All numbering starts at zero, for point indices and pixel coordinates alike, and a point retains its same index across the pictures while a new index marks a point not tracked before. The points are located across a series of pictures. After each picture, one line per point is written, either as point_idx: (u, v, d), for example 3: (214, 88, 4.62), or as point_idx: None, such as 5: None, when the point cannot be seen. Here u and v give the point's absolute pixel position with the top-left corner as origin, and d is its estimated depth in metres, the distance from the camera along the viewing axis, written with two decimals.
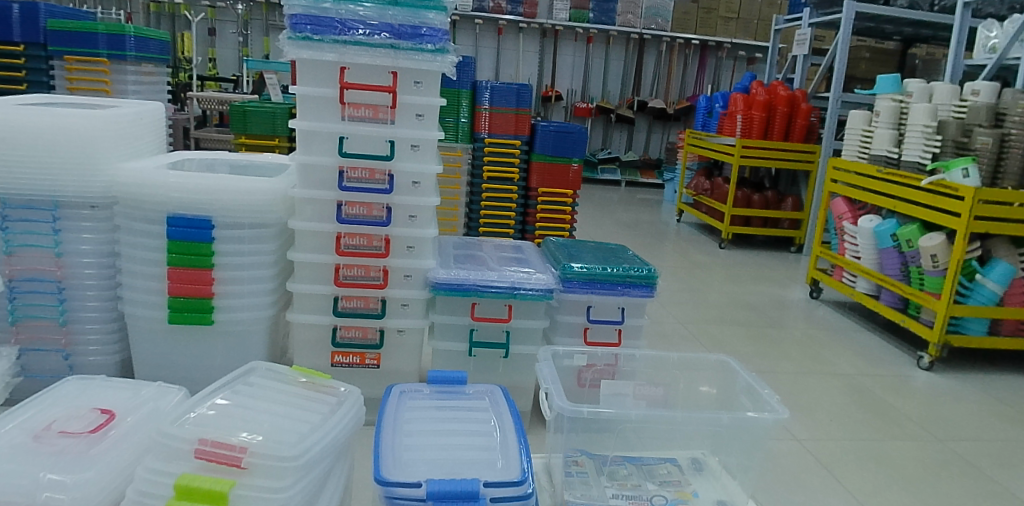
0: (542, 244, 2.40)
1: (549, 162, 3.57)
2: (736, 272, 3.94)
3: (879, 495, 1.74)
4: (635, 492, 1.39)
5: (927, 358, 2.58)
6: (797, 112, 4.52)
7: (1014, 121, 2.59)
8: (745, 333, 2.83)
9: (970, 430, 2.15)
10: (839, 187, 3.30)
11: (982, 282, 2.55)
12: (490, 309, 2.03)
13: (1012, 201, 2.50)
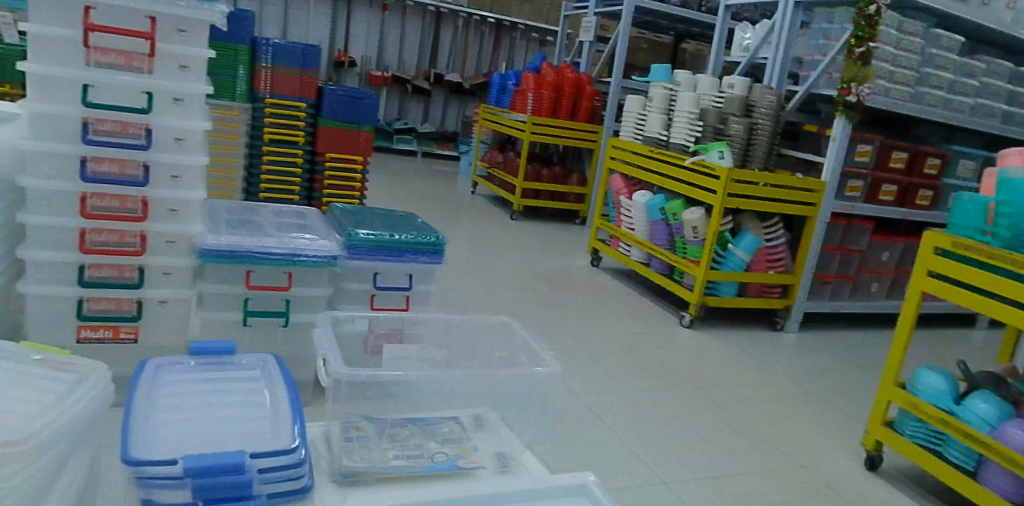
0: (327, 210, 2.23)
1: (337, 127, 3.39)
2: (527, 243, 4.14)
3: (645, 438, 1.94)
4: (416, 451, 1.41)
5: (687, 317, 2.94)
6: (582, 94, 4.84)
7: (761, 112, 3.01)
8: (536, 301, 2.96)
9: (720, 378, 2.48)
10: (618, 164, 3.60)
11: (733, 251, 2.93)
12: (267, 278, 1.87)
13: (756, 180, 2.85)
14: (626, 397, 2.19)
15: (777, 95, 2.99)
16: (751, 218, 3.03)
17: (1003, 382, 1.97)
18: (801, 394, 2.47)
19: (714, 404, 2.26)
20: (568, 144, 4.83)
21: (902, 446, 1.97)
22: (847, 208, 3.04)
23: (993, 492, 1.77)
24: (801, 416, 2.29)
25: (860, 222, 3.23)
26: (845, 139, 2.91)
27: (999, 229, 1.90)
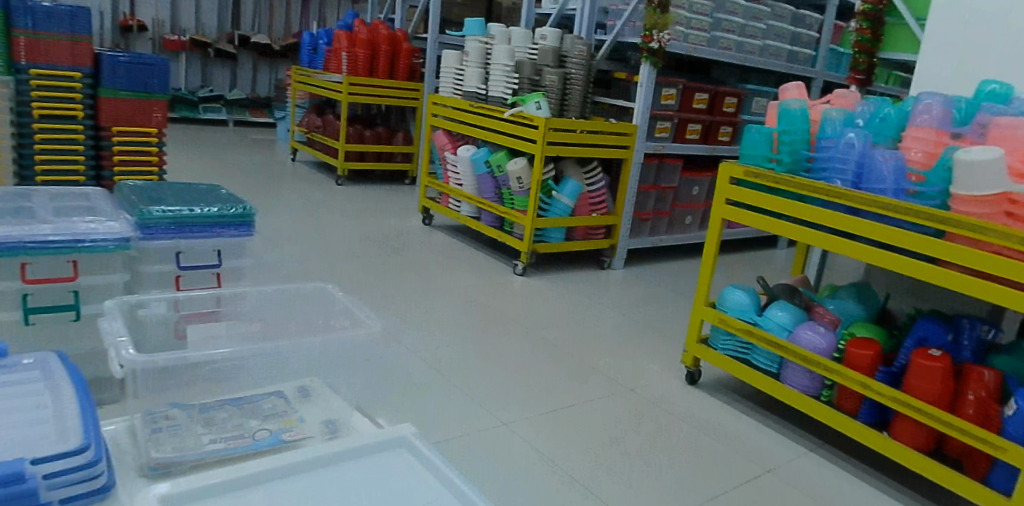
0: (116, 188, 1.97)
1: (125, 99, 2.69)
2: (356, 207, 4.03)
3: (494, 394, 2.01)
4: (236, 432, 1.31)
5: (520, 265, 3.00)
6: (399, 51, 4.78)
7: (574, 62, 3.14)
8: (367, 266, 2.88)
9: (553, 318, 2.59)
10: (439, 121, 3.57)
11: (557, 198, 3.01)
12: (48, 270, 1.66)
13: (574, 128, 2.95)
14: (458, 348, 2.25)
15: (587, 44, 3.12)
16: (572, 164, 3.14)
17: (794, 291, 2.22)
18: (628, 323, 2.65)
19: (546, 343, 2.38)
20: (388, 103, 4.77)
21: (716, 360, 2.17)
22: (659, 148, 3.27)
23: (792, 387, 2.04)
24: (630, 344, 2.47)
25: (671, 160, 3.49)
26: (651, 84, 3.11)
27: (782, 155, 2.10)
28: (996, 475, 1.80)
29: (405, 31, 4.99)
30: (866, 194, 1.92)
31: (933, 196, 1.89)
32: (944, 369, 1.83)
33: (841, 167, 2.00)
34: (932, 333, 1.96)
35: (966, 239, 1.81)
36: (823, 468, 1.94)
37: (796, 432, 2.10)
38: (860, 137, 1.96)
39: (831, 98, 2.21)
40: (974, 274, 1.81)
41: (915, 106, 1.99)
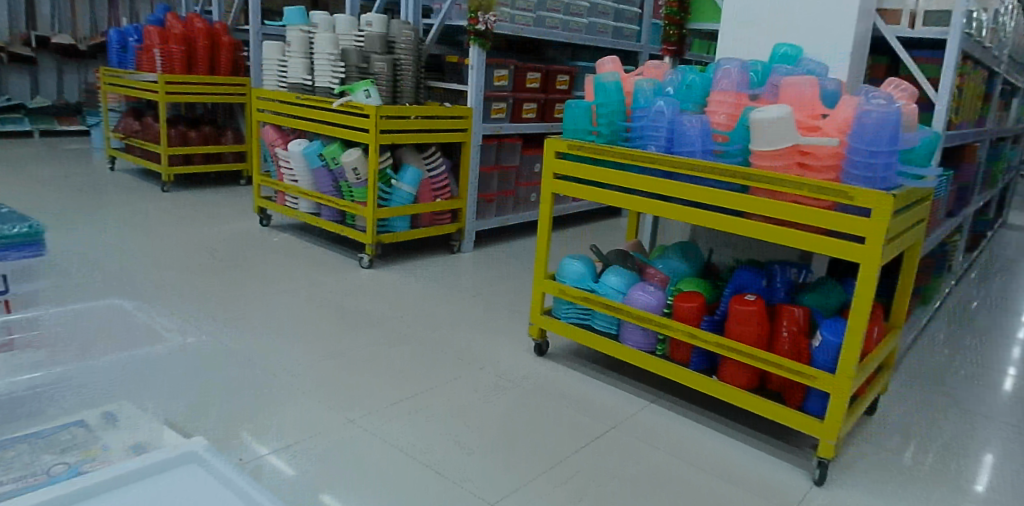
0: None
1: None
2: (187, 214, 3.81)
3: (351, 396, 2.01)
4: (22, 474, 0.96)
5: (366, 258, 2.99)
6: (219, 45, 4.62)
7: (402, 48, 3.13)
8: (198, 278, 2.74)
9: (397, 308, 2.62)
10: (265, 116, 3.42)
11: (398, 187, 3.00)
12: None
13: (407, 115, 2.92)
14: (298, 353, 2.23)
15: (413, 29, 3.12)
16: (410, 151, 3.12)
17: (626, 256, 2.34)
18: (473, 304, 2.74)
19: (392, 333, 2.42)
20: (214, 101, 4.59)
21: (559, 329, 2.24)
22: (496, 129, 3.33)
23: (630, 346, 2.15)
24: (475, 324, 2.55)
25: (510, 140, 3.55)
26: (482, 66, 3.14)
27: (601, 127, 2.19)
28: (810, 401, 2.00)
29: (225, 25, 4.84)
30: (679, 157, 2.05)
31: (736, 154, 2.04)
32: (759, 312, 2.00)
33: (654, 134, 2.11)
34: (748, 280, 2.12)
35: (767, 192, 2.00)
36: (663, 415, 2.14)
37: (639, 386, 2.28)
38: (669, 105, 2.07)
39: (645, 69, 2.29)
40: (772, 222, 2.01)
41: (716, 73, 2.12)
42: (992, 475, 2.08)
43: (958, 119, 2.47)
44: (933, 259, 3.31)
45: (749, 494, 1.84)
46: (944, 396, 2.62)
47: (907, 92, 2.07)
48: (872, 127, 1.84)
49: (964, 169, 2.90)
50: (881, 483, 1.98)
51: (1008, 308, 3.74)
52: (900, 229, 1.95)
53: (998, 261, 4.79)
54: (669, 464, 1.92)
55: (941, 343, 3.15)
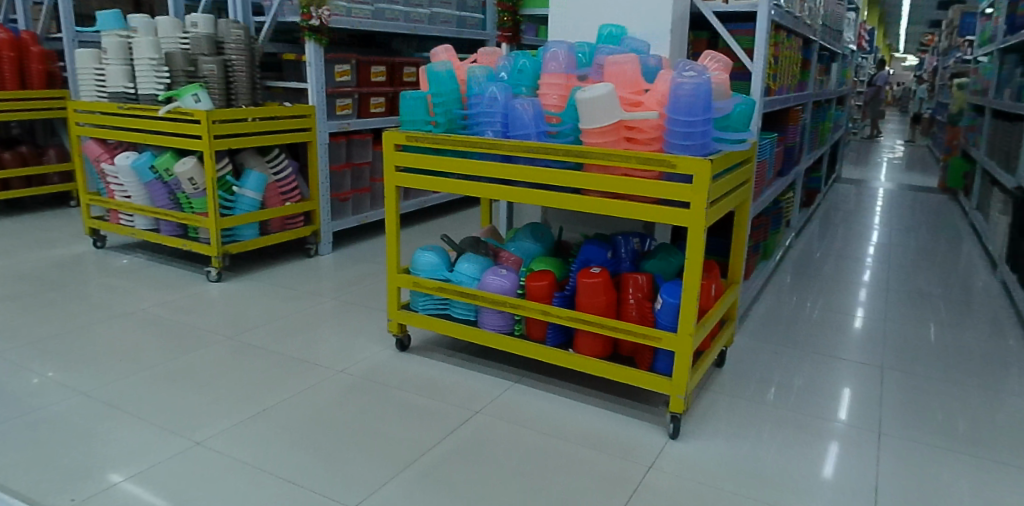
0: None
1: None
2: (11, 243, 3.55)
3: (195, 416, 1.99)
4: None
5: (214, 271, 2.96)
6: (28, 56, 4.32)
7: (232, 48, 3.03)
8: (23, 313, 2.59)
9: (247, 321, 2.62)
10: (84, 129, 3.28)
11: (241, 193, 2.97)
12: None
13: (243, 117, 2.90)
14: (144, 380, 2.17)
15: (243, 28, 3.03)
16: (252, 155, 3.09)
17: (478, 242, 2.39)
18: (326, 308, 2.78)
19: (239, 347, 2.41)
20: (27, 118, 4.30)
21: (418, 322, 2.26)
22: (344, 125, 3.40)
23: (489, 329, 2.19)
24: (329, 329, 2.59)
25: (359, 136, 3.66)
26: (320, 62, 3.16)
27: (438, 117, 2.21)
28: (659, 361, 2.10)
29: (33, 34, 4.51)
30: (514, 141, 2.10)
31: (568, 133, 2.12)
32: (604, 282, 2.08)
33: (490, 120, 2.16)
34: (593, 254, 2.20)
35: (600, 168, 2.08)
36: (525, 393, 2.22)
37: (503, 369, 2.36)
38: (500, 91, 2.12)
39: (479, 58, 2.35)
40: (608, 196, 2.08)
41: (545, 55, 2.14)
42: (821, 407, 2.32)
43: (775, 86, 2.63)
44: (772, 216, 3.60)
45: (606, 455, 1.93)
46: (785, 338, 2.87)
47: (721, 63, 2.19)
48: (686, 99, 1.94)
49: (789, 130, 3.19)
50: (725, 426, 2.15)
51: (842, 255, 4.14)
52: (722, 191, 2.07)
53: (835, 213, 5.30)
54: (530, 438, 1.99)
55: (784, 292, 3.44)
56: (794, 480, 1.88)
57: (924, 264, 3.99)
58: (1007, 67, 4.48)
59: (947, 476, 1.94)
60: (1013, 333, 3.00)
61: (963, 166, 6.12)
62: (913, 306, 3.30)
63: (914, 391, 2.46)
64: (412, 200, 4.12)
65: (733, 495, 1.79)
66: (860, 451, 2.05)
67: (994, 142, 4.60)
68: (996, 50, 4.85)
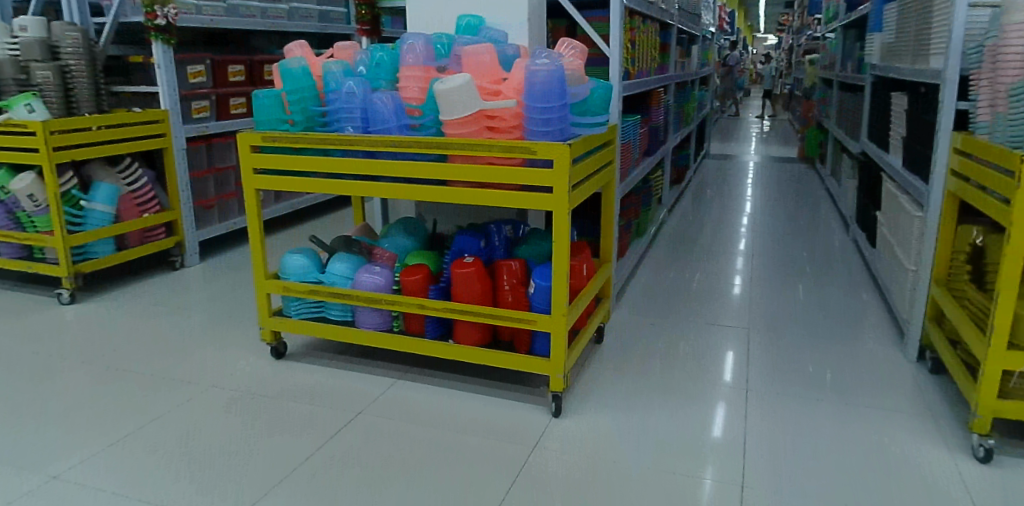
0: None
1: None
2: None
3: (52, 448, 1.85)
4: None
5: (65, 293, 2.79)
6: None
7: (67, 53, 2.89)
8: None
9: (108, 345, 2.47)
10: None
11: (91, 207, 2.87)
12: None
13: (87, 126, 2.81)
14: None
15: (79, 31, 2.90)
16: (100, 167, 3.01)
17: (349, 241, 2.43)
18: (196, 325, 2.67)
19: (100, 372, 2.27)
20: None
21: (291, 327, 2.29)
22: (203, 129, 3.41)
23: (366, 329, 2.20)
24: (200, 345, 2.50)
25: (220, 139, 3.73)
26: (171, 63, 3.13)
27: (295, 115, 2.19)
28: (537, 343, 2.14)
29: None
30: (375, 136, 2.09)
31: (430, 125, 2.12)
32: (477, 271, 2.10)
33: (349, 116, 2.16)
34: (467, 244, 2.24)
35: (464, 158, 2.06)
36: (408, 389, 2.23)
37: (386, 368, 2.36)
38: (357, 85, 2.11)
39: (335, 52, 2.35)
40: (475, 186, 2.09)
41: (401, 47, 2.12)
42: (696, 370, 2.45)
43: (634, 71, 2.91)
44: (643, 196, 3.80)
45: (491, 440, 1.96)
46: (662, 309, 3.02)
47: (576, 50, 2.28)
48: (541, 86, 1.96)
49: (652, 112, 3.75)
50: (608, 399, 2.23)
51: (714, 228, 4.43)
52: (584, 173, 2.12)
53: (709, 190, 5.67)
54: (415, 432, 1.99)
55: (661, 266, 3.63)
56: (671, 442, 1.98)
57: (789, 231, 4.33)
58: (849, 41, 4.94)
59: (806, 420, 2.12)
60: (863, 286, 3.31)
61: (820, 137, 6.76)
62: (779, 270, 3.56)
63: (779, 347, 2.65)
64: (283, 202, 4.20)
65: (614, 465, 1.86)
66: (734, 408, 2.19)
67: (840, 114, 5.07)
68: (839, 29, 5.35)
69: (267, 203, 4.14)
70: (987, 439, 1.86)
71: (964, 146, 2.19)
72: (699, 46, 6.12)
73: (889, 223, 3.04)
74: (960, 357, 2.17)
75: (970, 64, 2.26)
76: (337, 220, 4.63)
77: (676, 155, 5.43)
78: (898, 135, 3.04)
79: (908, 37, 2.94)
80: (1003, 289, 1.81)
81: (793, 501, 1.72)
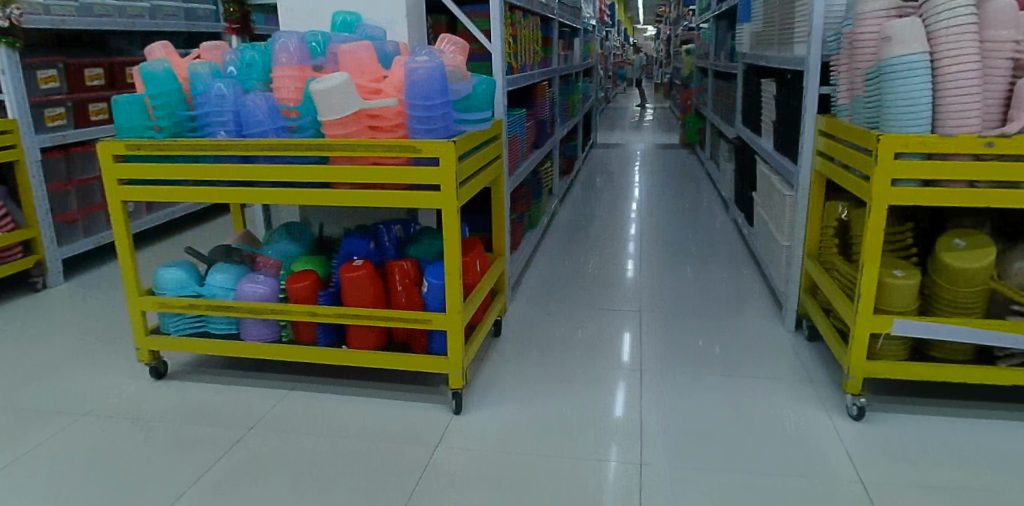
0: None
1: None
2: None
3: None
4: None
5: None
6: None
7: None
8: None
9: None
10: None
11: None
12: None
13: None
14: None
15: None
16: None
17: (230, 250, 2.44)
18: (69, 352, 2.53)
19: None
20: None
21: (169, 344, 2.23)
22: (60, 138, 3.27)
23: (252, 341, 2.18)
24: (75, 373, 2.37)
25: (81, 148, 3.59)
26: (15, 69, 2.95)
27: (161, 121, 2.08)
28: (434, 342, 2.13)
29: None
30: (250, 139, 2.00)
31: (309, 126, 2.06)
32: (368, 274, 2.07)
33: (221, 119, 2.06)
34: (356, 246, 2.23)
35: (347, 159, 2.00)
36: (303, 399, 2.18)
37: (278, 379, 2.31)
38: (228, 87, 2.03)
39: (201, 51, 2.30)
40: (360, 187, 2.03)
41: (273, 46, 2.04)
42: (594, 356, 2.52)
43: (519, 65, 3.15)
44: (533, 188, 3.88)
45: (393, 444, 1.94)
46: (558, 298, 3.09)
47: (456, 47, 2.31)
48: (422, 84, 1.92)
49: (538, 105, 3.90)
50: (510, 391, 2.25)
51: (607, 215, 4.60)
52: (471, 169, 2.12)
53: (599, 179, 5.88)
54: (314, 443, 1.93)
55: (557, 256, 3.72)
56: (573, 428, 2.03)
57: (675, 215, 4.56)
58: (721, 32, 5.26)
59: (692, 392, 2.24)
60: (742, 264, 3.54)
61: (699, 124, 7.18)
62: (667, 253, 3.74)
63: (670, 327, 2.77)
64: (157, 212, 4.10)
65: (519, 456, 1.88)
66: (629, 388, 2.28)
67: (717, 101, 5.38)
68: (711, 20, 5.68)
69: (138, 215, 4.01)
70: (859, 398, 2.02)
71: (827, 128, 2.35)
72: (581, 39, 6.32)
73: (763, 203, 3.25)
74: (832, 324, 2.32)
75: (829, 51, 2.40)
76: (221, 228, 4.44)
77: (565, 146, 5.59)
78: (768, 119, 3.26)
79: (774, 26, 3.13)
80: (868, 262, 1.91)
81: (688, 473, 1.81)
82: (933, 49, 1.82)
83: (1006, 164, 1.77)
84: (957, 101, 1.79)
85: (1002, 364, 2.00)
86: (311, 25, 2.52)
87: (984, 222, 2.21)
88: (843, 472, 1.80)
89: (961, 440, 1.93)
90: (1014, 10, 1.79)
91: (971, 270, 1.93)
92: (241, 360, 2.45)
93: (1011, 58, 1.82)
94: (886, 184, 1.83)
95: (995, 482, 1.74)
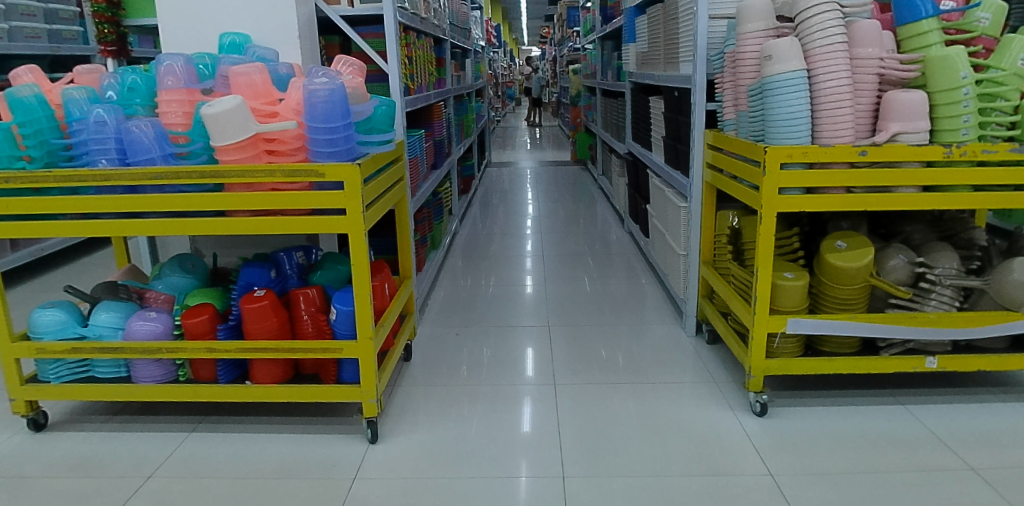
0: None
1: None
2: None
3: None
4: None
5: None
6: None
7: None
8: None
9: None
10: None
11: None
12: None
13: None
14: None
15: None
16: None
17: (115, 287, 2.27)
18: None
19: None
20: None
21: (49, 394, 2.03)
22: None
23: (145, 383, 2.02)
24: None
25: None
26: None
27: (31, 150, 1.91)
28: (345, 371, 2.04)
29: None
30: (135, 168, 1.86)
31: (200, 153, 1.94)
32: (271, 304, 1.97)
33: (101, 147, 1.91)
34: (256, 277, 2.11)
35: (243, 186, 1.91)
36: (204, 441, 2.04)
37: (175, 421, 2.15)
38: (108, 113, 1.88)
39: (74, 76, 2.14)
40: (258, 215, 1.93)
41: (158, 69, 1.93)
42: (505, 373, 2.52)
43: (415, 86, 3.15)
44: (433, 209, 3.86)
45: (307, 480, 1.84)
46: (465, 318, 3.08)
47: (353, 68, 2.27)
48: (322, 106, 1.85)
49: (434, 126, 3.92)
50: (424, 415, 2.20)
51: (504, 234, 4.64)
52: (376, 191, 2.07)
53: (496, 198, 5.93)
54: (220, 487, 1.81)
55: (461, 276, 3.71)
56: (490, 446, 2.02)
57: (573, 230, 4.68)
58: (607, 51, 5.49)
59: (600, 400, 2.30)
60: (639, 274, 3.67)
61: (589, 141, 7.39)
62: (568, 267, 3.83)
63: (577, 340, 2.82)
64: (20, 250, 3.75)
65: (439, 479, 1.85)
66: (542, 402, 2.29)
67: (606, 119, 5.58)
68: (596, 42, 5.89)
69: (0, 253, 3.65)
70: (761, 395, 2.14)
71: (716, 142, 2.50)
72: (472, 61, 6.44)
73: (657, 214, 3.39)
74: (730, 326, 2.45)
75: (713, 70, 2.55)
76: (96, 264, 4.11)
77: (461, 166, 5.60)
78: (658, 135, 3.42)
79: (659, 46, 3.30)
80: (762, 265, 2.03)
81: (604, 481, 1.84)
82: (810, 67, 1.98)
83: (877, 171, 1.94)
84: (833, 113, 1.96)
85: (883, 353, 2.18)
86: (196, 47, 2.42)
87: (859, 223, 2.42)
88: (751, 466, 1.89)
89: (853, 426, 2.09)
90: (877, 29, 1.97)
91: (851, 269, 2.09)
92: (129, 403, 2.26)
93: (876, 74, 2.00)
94: (773, 191, 1.96)
95: (883, 462, 1.89)
